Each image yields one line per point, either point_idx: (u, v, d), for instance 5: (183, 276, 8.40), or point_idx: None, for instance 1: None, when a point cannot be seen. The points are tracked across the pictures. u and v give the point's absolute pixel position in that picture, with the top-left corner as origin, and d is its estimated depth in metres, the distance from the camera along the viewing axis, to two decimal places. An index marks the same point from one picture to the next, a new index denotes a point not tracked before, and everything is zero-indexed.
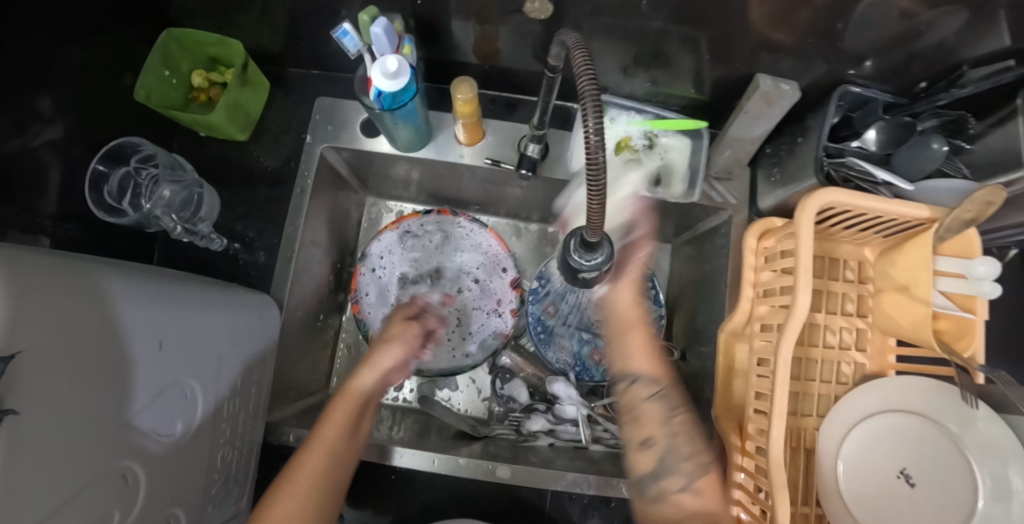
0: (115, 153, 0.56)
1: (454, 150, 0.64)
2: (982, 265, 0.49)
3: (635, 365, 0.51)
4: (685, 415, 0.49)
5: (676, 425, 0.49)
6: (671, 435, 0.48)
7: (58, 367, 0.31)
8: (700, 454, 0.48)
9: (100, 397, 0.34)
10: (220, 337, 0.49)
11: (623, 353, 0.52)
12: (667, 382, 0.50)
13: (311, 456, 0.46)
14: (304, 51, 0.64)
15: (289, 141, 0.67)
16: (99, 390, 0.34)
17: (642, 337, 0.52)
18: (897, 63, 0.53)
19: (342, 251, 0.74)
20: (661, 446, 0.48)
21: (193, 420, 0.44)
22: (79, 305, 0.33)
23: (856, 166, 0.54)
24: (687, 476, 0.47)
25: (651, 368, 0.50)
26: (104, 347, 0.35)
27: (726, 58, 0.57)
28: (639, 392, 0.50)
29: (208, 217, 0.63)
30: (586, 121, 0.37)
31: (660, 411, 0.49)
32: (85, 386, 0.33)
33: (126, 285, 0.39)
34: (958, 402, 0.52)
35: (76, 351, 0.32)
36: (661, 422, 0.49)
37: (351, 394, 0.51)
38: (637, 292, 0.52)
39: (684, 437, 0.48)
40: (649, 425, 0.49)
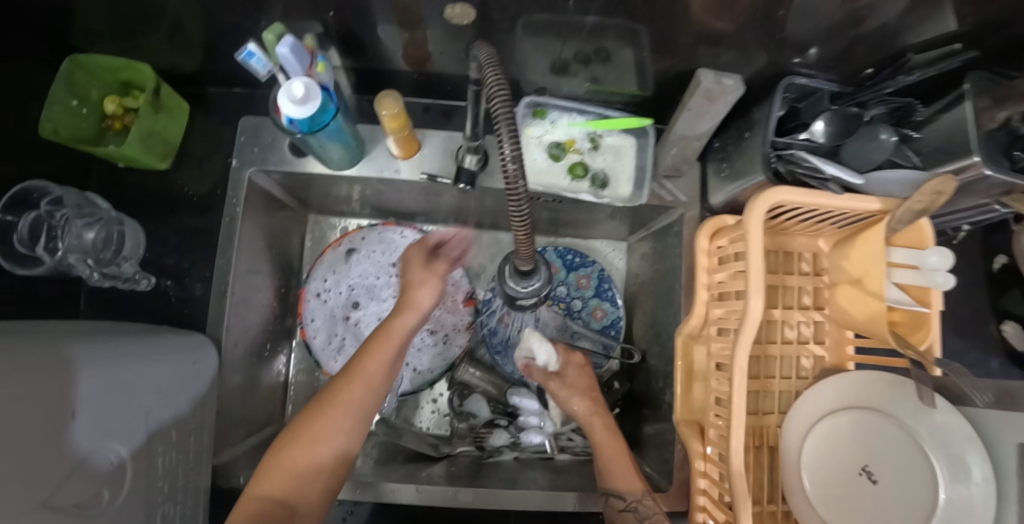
0: (21, 199, 0.52)
1: (389, 165, 0.60)
2: (935, 256, 0.49)
3: (615, 474, 0.54)
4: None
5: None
6: None
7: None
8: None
9: (13, 477, 0.32)
10: (144, 392, 0.46)
11: (607, 462, 0.55)
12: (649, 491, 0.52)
13: (347, 384, 0.50)
14: (222, 68, 0.60)
15: (215, 165, 0.63)
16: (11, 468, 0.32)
17: (611, 438, 0.57)
18: (841, 49, 0.50)
19: (287, 274, 0.71)
20: None
21: (122, 486, 0.42)
22: None
23: (804, 161, 0.52)
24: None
25: (629, 481, 0.53)
26: (11, 422, 0.33)
27: (667, 52, 0.54)
28: (619, 503, 0.52)
29: (133, 255, 0.59)
30: (499, 136, 0.33)
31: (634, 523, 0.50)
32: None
33: (18, 354, 0.36)
34: (913, 396, 0.51)
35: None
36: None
37: (390, 333, 0.54)
38: (582, 386, 0.61)
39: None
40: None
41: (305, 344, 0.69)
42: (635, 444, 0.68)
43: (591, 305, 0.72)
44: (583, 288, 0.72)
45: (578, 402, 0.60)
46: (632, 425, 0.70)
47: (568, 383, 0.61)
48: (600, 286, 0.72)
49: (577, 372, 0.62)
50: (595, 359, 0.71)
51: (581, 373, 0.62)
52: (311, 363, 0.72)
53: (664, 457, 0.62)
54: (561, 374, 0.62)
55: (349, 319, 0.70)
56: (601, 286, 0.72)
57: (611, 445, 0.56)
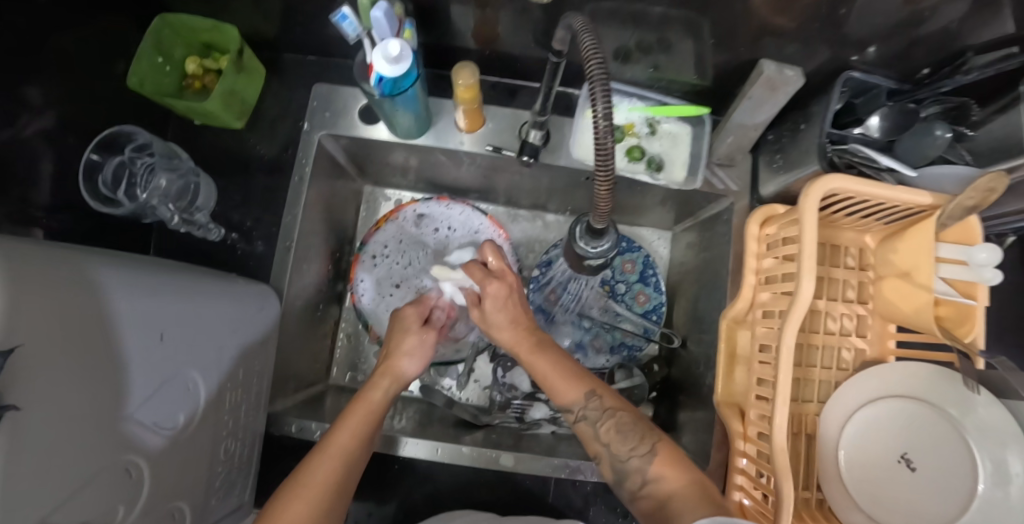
0: (110, 142, 0.56)
1: (454, 138, 0.63)
2: (983, 253, 0.49)
3: (556, 388, 0.53)
4: (613, 421, 0.51)
5: (605, 435, 0.50)
6: (609, 444, 0.50)
7: (57, 362, 0.30)
8: (638, 448, 0.49)
9: (103, 385, 0.34)
10: (218, 328, 0.48)
11: (544, 380, 0.54)
12: (593, 394, 0.51)
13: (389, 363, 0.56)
14: (301, 36, 0.63)
15: (285, 128, 0.66)
16: (103, 376, 0.34)
17: (545, 358, 0.54)
18: (901, 49, 0.52)
19: (341, 240, 0.73)
20: (607, 457, 0.50)
21: (197, 412, 0.45)
22: (90, 292, 0.34)
23: (860, 153, 0.54)
24: (641, 471, 0.48)
25: (571, 391, 0.52)
26: (108, 333, 0.35)
27: (728, 44, 0.56)
28: (570, 416, 0.52)
29: (205, 207, 0.62)
30: (594, 92, 0.36)
31: (591, 428, 0.51)
32: (86, 380, 0.33)
33: (115, 276, 0.37)
34: (959, 386, 0.52)
35: (72, 347, 0.32)
36: (595, 439, 0.51)
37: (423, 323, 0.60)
38: (506, 307, 0.57)
39: (618, 439, 0.50)
40: (590, 443, 0.52)
41: (355, 308, 0.72)
42: (670, 429, 0.69)
43: (635, 290, 0.74)
44: (628, 272, 0.74)
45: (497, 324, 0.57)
46: (667, 410, 0.71)
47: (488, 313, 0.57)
48: (644, 272, 0.74)
49: (496, 286, 0.57)
50: (636, 341, 0.72)
51: (498, 284, 0.56)
52: (358, 327, 0.75)
53: (701, 439, 0.63)
54: (484, 296, 0.57)
55: (398, 285, 0.72)
56: (645, 272, 0.74)
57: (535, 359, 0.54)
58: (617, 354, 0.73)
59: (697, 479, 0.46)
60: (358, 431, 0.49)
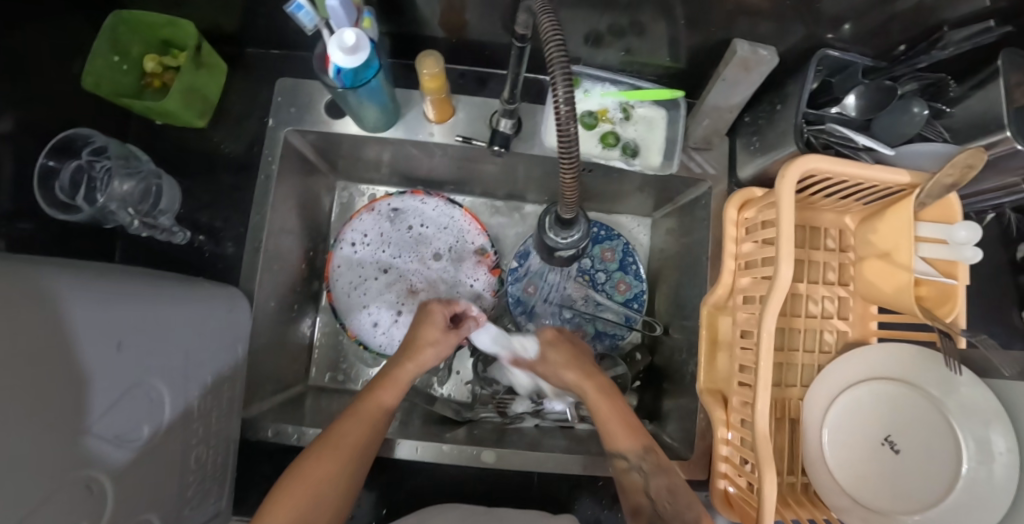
0: (66, 145, 0.54)
1: (423, 129, 0.61)
2: (964, 230, 0.49)
3: (614, 433, 0.53)
4: (663, 480, 0.50)
5: (655, 491, 0.50)
6: (655, 500, 0.49)
7: (13, 375, 0.29)
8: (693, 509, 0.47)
9: (58, 399, 0.33)
10: (184, 333, 0.47)
11: (600, 421, 0.54)
12: (647, 449, 0.52)
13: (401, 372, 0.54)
14: (262, 29, 0.61)
15: (252, 125, 0.64)
16: (57, 390, 0.33)
17: (605, 402, 0.55)
18: (876, 25, 0.51)
19: (315, 238, 0.72)
20: (648, 513, 0.49)
21: (163, 422, 0.43)
22: (38, 303, 0.32)
23: (836, 132, 0.53)
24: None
25: (632, 443, 0.52)
26: (61, 345, 0.33)
27: (702, 25, 0.55)
28: (623, 464, 0.52)
29: (169, 210, 0.61)
30: (553, 75, 0.35)
31: (640, 481, 0.51)
32: (41, 393, 0.31)
33: (59, 284, 0.35)
34: (941, 367, 0.52)
35: (24, 359, 0.30)
36: (643, 490, 0.50)
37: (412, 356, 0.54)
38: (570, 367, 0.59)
39: (665, 497, 0.49)
40: (634, 496, 0.51)
41: (332, 307, 0.70)
42: (654, 418, 0.69)
43: (615, 278, 0.73)
44: (607, 261, 0.73)
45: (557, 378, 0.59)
46: (652, 399, 0.70)
47: (552, 362, 0.60)
48: (624, 259, 0.73)
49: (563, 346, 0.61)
50: (617, 330, 0.71)
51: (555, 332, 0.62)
52: (336, 325, 0.74)
53: (686, 427, 0.62)
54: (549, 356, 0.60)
55: (384, 271, 0.71)
56: (625, 260, 0.73)
57: (603, 408, 0.55)
58: (599, 343, 0.72)
59: None
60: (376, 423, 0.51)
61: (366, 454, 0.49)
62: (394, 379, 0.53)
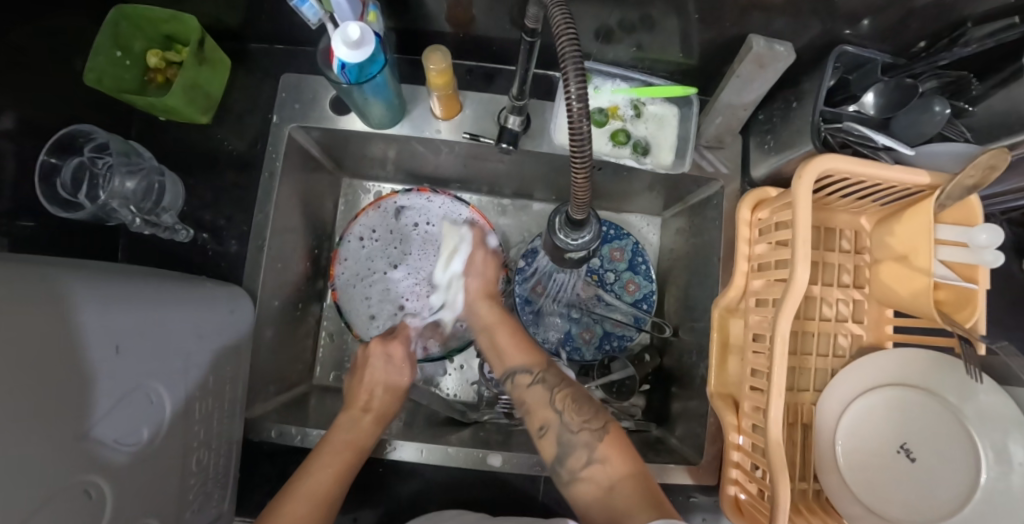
0: (67, 143, 0.53)
1: (430, 126, 0.60)
2: (985, 234, 0.47)
3: (507, 354, 0.55)
4: (567, 390, 0.52)
5: (557, 402, 0.50)
6: (561, 412, 0.50)
7: (4, 381, 0.28)
8: (591, 421, 0.49)
9: (56, 405, 0.32)
10: (184, 335, 0.46)
11: (495, 350, 0.56)
12: (544, 363, 0.54)
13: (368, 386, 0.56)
14: (266, 24, 0.60)
15: (255, 122, 0.63)
16: (55, 396, 0.32)
17: (489, 309, 0.59)
18: (896, 21, 0.49)
19: (319, 236, 0.71)
20: (554, 426, 0.49)
21: (163, 425, 0.43)
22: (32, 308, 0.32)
23: (855, 131, 0.51)
24: (587, 446, 0.47)
25: (526, 358, 0.54)
26: (57, 350, 0.33)
27: (715, 21, 0.53)
28: (525, 379, 0.53)
29: (172, 207, 0.60)
30: (566, 70, 0.33)
31: (544, 393, 0.51)
32: (38, 398, 0.31)
33: (51, 288, 0.34)
34: (961, 375, 0.50)
35: (19, 365, 0.29)
36: (548, 404, 0.51)
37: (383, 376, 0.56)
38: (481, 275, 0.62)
39: (573, 409, 0.50)
40: (540, 409, 0.50)
41: (336, 306, 0.69)
42: (662, 421, 0.68)
43: (624, 278, 0.72)
44: (616, 261, 0.72)
45: (483, 312, 0.59)
46: (660, 401, 0.70)
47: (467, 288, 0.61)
48: (633, 259, 0.72)
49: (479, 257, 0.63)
50: (626, 331, 0.70)
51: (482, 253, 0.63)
52: (340, 325, 0.73)
53: (695, 431, 0.61)
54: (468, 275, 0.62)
55: (388, 269, 0.70)
56: (634, 260, 0.72)
57: (498, 320, 0.58)
58: (607, 344, 0.71)
59: (637, 469, 0.45)
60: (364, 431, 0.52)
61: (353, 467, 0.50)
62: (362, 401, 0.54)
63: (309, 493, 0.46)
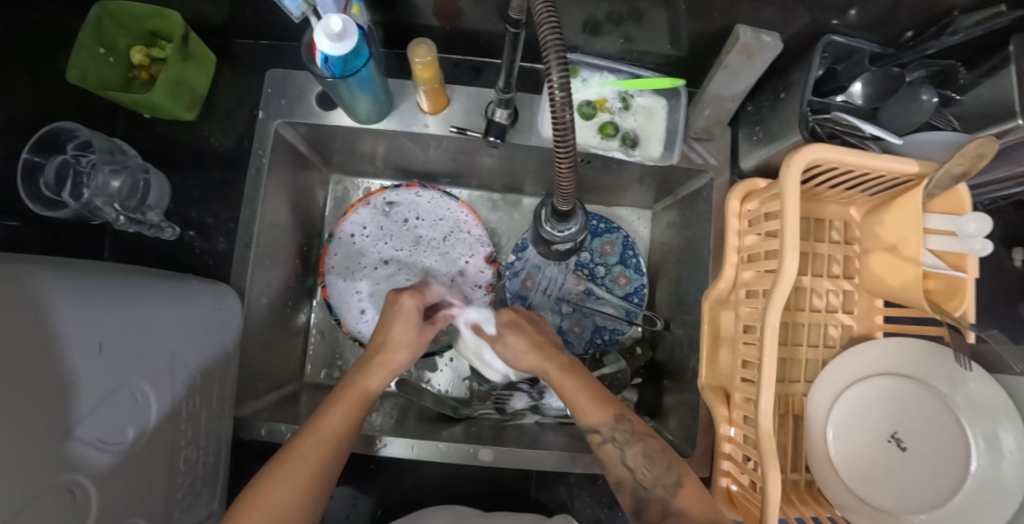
0: (50, 141, 0.52)
1: (417, 120, 0.60)
2: (974, 223, 0.47)
3: (584, 408, 0.50)
4: (640, 446, 0.48)
5: (631, 460, 0.48)
6: (634, 470, 0.48)
7: None
8: (664, 477, 0.46)
9: (39, 403, 0.32)
10: (169, 333, 0.45)
11: (572, 400, 0.51)
12: (620, 418, 0.49)
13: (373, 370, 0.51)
14: (250, 19, 0.59)
15: (241, 118, 0.63)
16: (38, 395, 0.32)
17: (568, 376, 0.52)
18: (883, 10, 0.49)
19: (309, 233, 0.71)
20: (629, 485, 0.48)
21: (149, 424, 0.42)
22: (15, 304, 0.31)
23: (843, 120, 0.51)
24: (663, 502, 0.45)
25: (601, 412, 0.49)
26: (39, 348, 0.32)
27: (703, 11, 0.53)
28: (597, 438, 0.49)
29: (157, 205, 0.59)
30: (548, 58, 0.33)
31: (616, 452, 0.49)
32: (22, 396, 0.30)
33: (33, 285, 0.34)
34: (952, 363, 0.50)
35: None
36: (621, 462, 0.48)
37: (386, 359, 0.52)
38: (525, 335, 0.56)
39: (644, 465, 0.47)
40: (614, 466, 0.49)
41: (326, 304, 0.69)
42: (655, 414, 0.68)
43: (615, 272, 0.71)
44: (607, 254, 0.72)
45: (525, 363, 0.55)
46: (653, 394, 0.70)
47: (512, 346, 0.57)
48: (624, 253, 0.71)
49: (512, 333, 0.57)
50: (617, 325, 0.71)
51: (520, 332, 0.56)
52: (331, 323, 0.72)
53: (687, 423, 0.61)
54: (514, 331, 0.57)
55: (379, 266, 0.70)
56: (625, 253, 0.72)
57: (563, 379, 0.52)
58: (598, 339, 0.71)
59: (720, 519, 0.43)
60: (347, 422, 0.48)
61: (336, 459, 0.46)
62: (361, 384, 0.51)
63: (297, 462, 0.44)
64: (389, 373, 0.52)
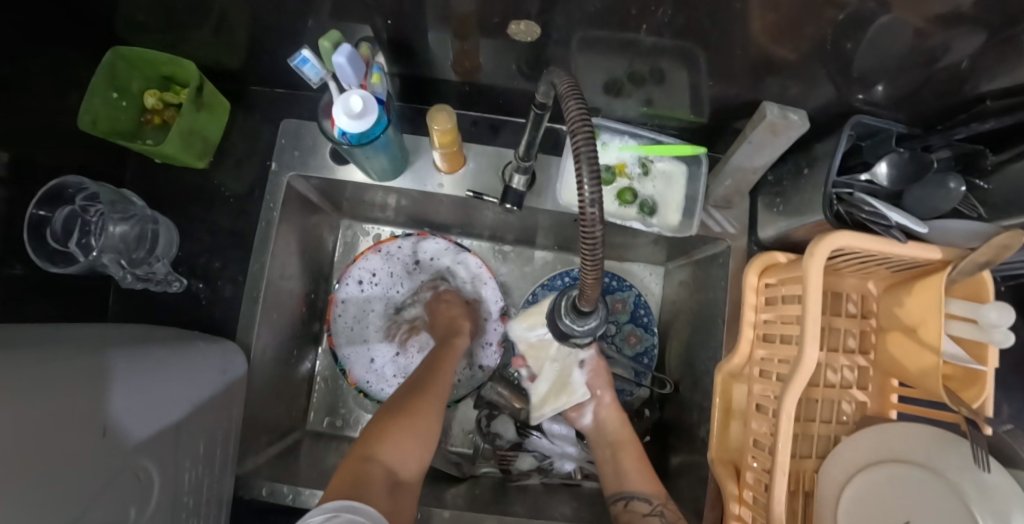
0: (56, 194, 0.51)
1: (432, 179, 0.59)
2: (994, 311, 0.46)
3: (633, 478, 0.58)
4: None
5: None
6: None
7: None
8: None
9: (44, 501, 0.31)
10: (174, 404, 0.45)
11: (621, 470, 0.59)
12: (665, 498, 0.55)
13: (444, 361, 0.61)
14: (267, 68, 0.58)
15: (254, 166, 0.62)
16: (42, 492, 0.30)
17: (632, 450, 0.60)
18: (911, 89, 0.48)
19: (317, 280, 0.70)
20: None
21: (150, 500, 0.41)
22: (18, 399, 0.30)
23: (868, 206, 0.49)
24: None
25: (645, 485, 0.57)
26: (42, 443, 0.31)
27: (727, 79, 0.52)
28: (641, 507, 0.55)
29: (165, 255, 0.58)
30: (579, 164, 0.32)
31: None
32: (25, 499, 0.29)
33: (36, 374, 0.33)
34: (968, 457, 0.46)
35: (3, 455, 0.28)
36: None
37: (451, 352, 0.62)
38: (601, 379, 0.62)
39: None
40: None
41: (333, 352, 0.68)
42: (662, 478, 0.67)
43: (625, 330, 0.71)
44: (618, 313, 0.72)
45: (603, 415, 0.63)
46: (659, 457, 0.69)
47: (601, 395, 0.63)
48: (635, 312, 0.71)
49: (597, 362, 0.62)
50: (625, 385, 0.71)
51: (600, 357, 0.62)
52: (336, 370, 0.72)
53: (695, 493, 0.60)
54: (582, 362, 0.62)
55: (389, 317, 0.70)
56: (636, 312, 0.72)
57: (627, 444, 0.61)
58: None
59: None
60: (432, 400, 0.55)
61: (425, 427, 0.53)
62: (436, 373, 0.59)
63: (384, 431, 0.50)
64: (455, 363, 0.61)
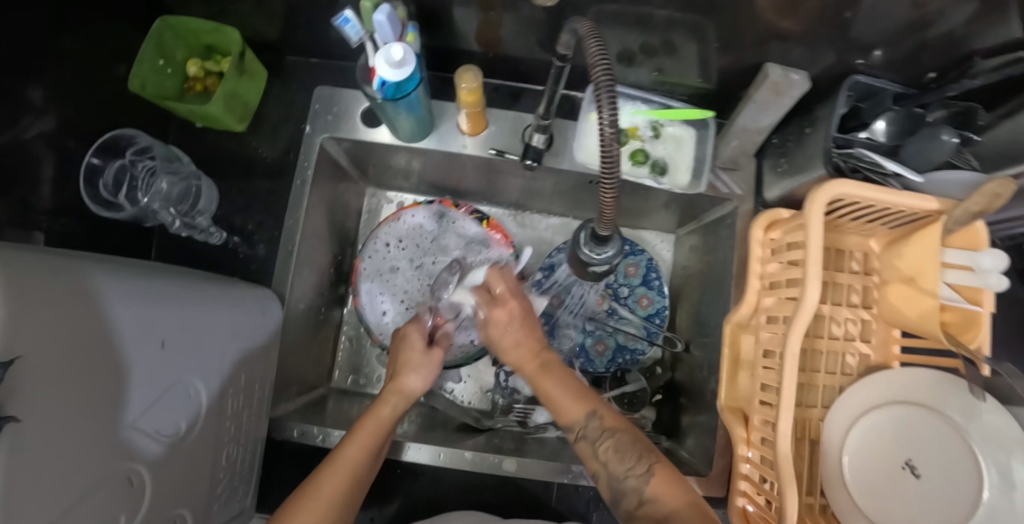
0: (112, 145, 0.56)
1: (456, 141, 0.63)
2: (990, 258, 0.48)
3: (561, 407, 0.52)
4: (612, 441, 0.50)
5: (602, 454, 0.50)
6: (606, 462, 0.49)
7: (65, 368, 0.29)
8: (635, 466, 0.48)
9: (107, 392, 0.33)
10: (220, 335, 0.48)
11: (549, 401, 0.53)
12: (593, 414, 0.51)
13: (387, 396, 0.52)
14: (303, 39, 0.62)
15: (288, 131, 0.66)
16: (107, 384, 0.33)
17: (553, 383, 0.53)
18: (907, 53, 0.52)
19: (343, 243, 0.73)
20: (604, 472, 0.50)
21: (197, 421, 0.44)
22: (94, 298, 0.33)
23: (866, 157, 0.54)
24: (636, 490, 0.47)
25: (582, 408, 0.51)
26: (113, 340, 0.34)
27: (734, 48, 0.55)
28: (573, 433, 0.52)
29: (206, 210, 0.63)
30: (599, 94, 0.35)
31: (588, 449, 0.50)
32: (92, 386, 0.32)
33: (116, 283, 0.36)
34: (965, 393, 0.49)
35: (81, 342, 0.31)
36: (592, 457, 0.50)
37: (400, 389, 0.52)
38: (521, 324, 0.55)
39: (614, 457, 0.49)
40: (588, 460, 0.51)
41: (358, 312, 0.71)
42: (672, 434, 0.69)
43: (637, 293, 0.74)
44: (631, 276, 0.74)
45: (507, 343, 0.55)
46: (670, 415, 0.71)
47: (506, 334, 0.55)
48: (647, 275, 0.74)
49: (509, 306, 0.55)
50: (638, 345, 0.73)
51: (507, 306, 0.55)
52: (360, 330, 0.75)
53: (704, 443, 0.63)
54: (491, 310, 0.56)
55: (405, 277, 0.72)
56: (648, 275, 0.74)
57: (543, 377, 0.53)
58: (619, 357, 0.73)
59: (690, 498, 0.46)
60: (367, 446, 0.49)
61: (354, 491, 0.47)
62: (375, 413, 0.51)
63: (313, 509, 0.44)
64: (402, 399, 0.52)
